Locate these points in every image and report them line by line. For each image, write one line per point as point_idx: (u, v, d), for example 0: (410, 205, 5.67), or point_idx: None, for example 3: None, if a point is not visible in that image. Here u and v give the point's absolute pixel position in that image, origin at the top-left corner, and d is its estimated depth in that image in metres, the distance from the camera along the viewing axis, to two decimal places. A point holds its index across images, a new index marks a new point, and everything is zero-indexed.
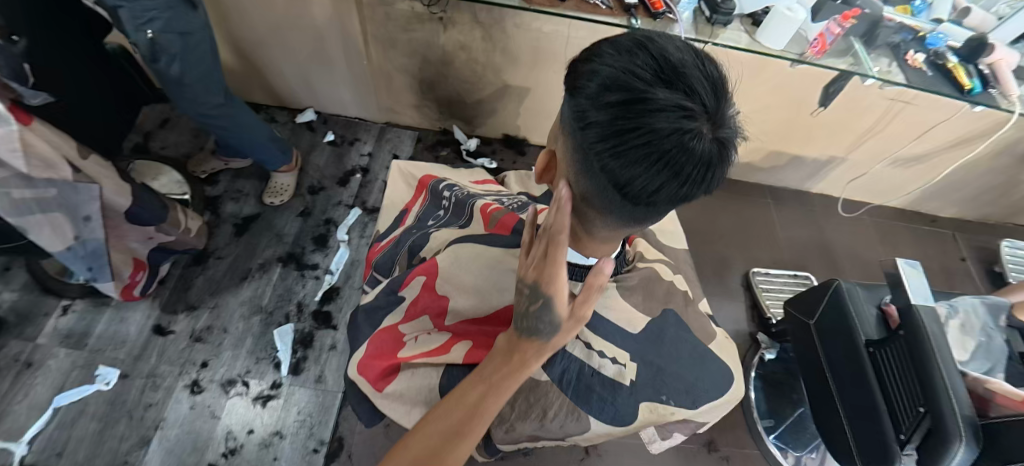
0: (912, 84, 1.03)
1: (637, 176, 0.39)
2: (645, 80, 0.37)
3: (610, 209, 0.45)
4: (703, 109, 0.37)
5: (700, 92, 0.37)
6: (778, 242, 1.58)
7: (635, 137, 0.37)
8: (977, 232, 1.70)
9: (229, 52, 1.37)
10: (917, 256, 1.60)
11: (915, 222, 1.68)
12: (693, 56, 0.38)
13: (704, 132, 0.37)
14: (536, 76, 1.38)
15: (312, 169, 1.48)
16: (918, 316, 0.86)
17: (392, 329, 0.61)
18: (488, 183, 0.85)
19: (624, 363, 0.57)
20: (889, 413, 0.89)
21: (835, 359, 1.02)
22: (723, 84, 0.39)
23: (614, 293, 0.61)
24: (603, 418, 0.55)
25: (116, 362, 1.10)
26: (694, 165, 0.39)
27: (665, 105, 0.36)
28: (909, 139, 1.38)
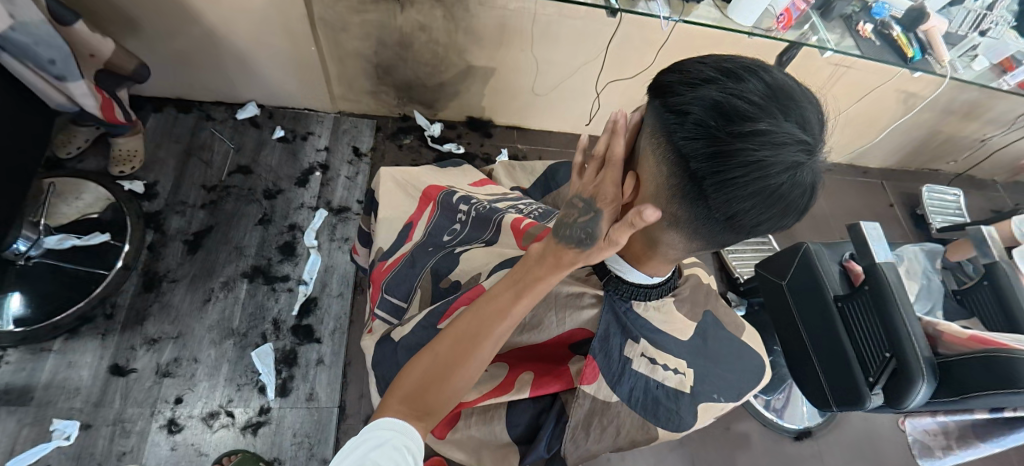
0: (866, 54, 1.10)
1: (745, 207, 0.39)
2: (766, 111, 0.35)
3: (696, 237, 0.44)
4: (813, 141, 0.37)
5: (811, 122, 0.37)
6: None
7: (754, 170, 0.36)
8: (899, 179, 1.90)
9: (145, 42, 1.17)
10: (853, 206, 1.77)
11: (849, 175, 1.85)
12: (798, 83, 0.37)
13: (810, 163, 0.38)
14: (501, 56, 1.32)
15: (264, 170, 1.34)
16: (882, 271, 0.96)
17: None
18: (488, 184, 0.82)
19: (683, 370, 0.57)
20: (858, 359, 1.00)
21: (806, 314, 1.12)
22: (819, 111, 0.39)
23: (670, 305, 0.57)
24: (670, 427, 0.56)
25: (74, 412, 0.97)
26: (797, 194, 0.39)
27: (785, 139, 0.35)
28: (852, 101, 1.48)
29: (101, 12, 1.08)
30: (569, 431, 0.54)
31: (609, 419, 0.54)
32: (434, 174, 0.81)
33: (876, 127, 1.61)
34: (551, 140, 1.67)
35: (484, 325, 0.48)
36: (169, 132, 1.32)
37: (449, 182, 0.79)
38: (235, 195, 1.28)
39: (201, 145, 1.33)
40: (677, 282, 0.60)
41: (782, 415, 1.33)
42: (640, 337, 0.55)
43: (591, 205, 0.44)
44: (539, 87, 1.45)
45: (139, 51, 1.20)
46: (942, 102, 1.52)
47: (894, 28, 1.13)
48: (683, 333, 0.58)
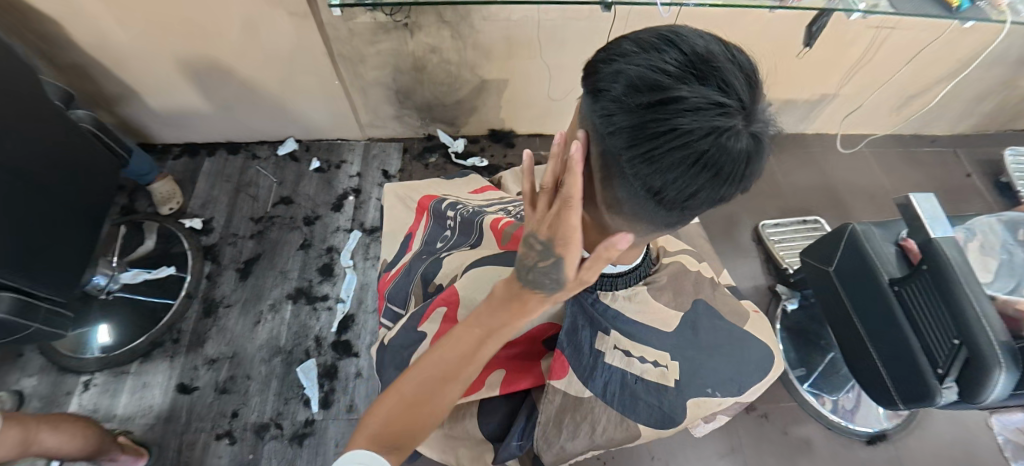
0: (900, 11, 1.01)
1: (672, 181, 0.37)
2: (676, 79, 0.34)
3: (640, 217, 0.43)
4: (739, 104, 0.35)
5: (736, 85, 0.35)
6: (782, 189, 1.54)
7: (671, 139, 0.35)
8: (977, 146, 1.68)
9: (196, 95, 1.32)
10: (919, 180, 1.59)
11: (913, 145, 1.66)
12: (723, 48, 0.35)
13: (741, 128, 0.35)
14: (511, 66, 1.34)
15: (303, 198, 1.43)
16: (940, 249, 0.85)
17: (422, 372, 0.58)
18: (487, 190, 0.83)
19: (666, 364, 0.55)
20: (924, 349, 0.88)
21: (858, 303, 1.01)
22: (753, 73, 0.37)
23: (646, 295, 0.57)
24: (650, 423, 0.54)
25: (149, 428, 1.09)
26: (732, 164, 0.37)
27: (700, 103, 0.34)
28: (899, 64, 1.35)
29: (153, 71, 1.23)
30: (545, 430, 0.54)
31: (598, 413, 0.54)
32: (435, 185, 0.84)
33: (938, 91, 1.44)
34: None
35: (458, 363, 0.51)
36: (221, 172, 1.45)
37: (452, 193, 0.81)
38: (279, 224, 1.39)
39: (248, 181, 1.45)
40: (654, 269, 0.59)
41: (852, 418, 1.20)
42: (612, 330, 0.55)
43: (550, 248, 0.45)
44: (554, 93, 1.45)
45: (191, 104, 1.35)
46: (1018, 53, 1.33)
47: None
48: (669, 324, 0.57)
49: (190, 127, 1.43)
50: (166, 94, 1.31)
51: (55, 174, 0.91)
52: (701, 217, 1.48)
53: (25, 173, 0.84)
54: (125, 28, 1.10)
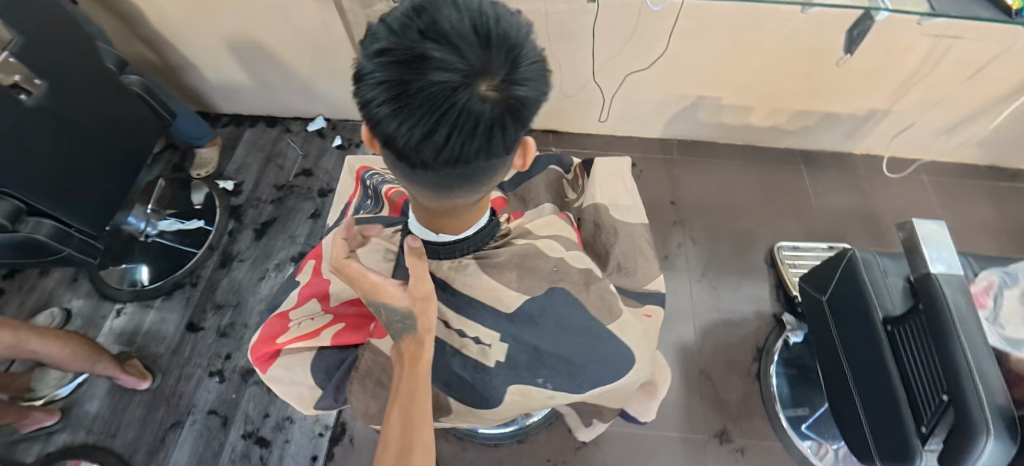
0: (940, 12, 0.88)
1: (396, 131, 0.37)
2: (405, 28, 0.34)
3: (406, 174, 0.42)
4: (460, 58, 0.33)
5: (456, 38, 0.33)
6: (812, 210, 1.39)
7: (397, 89, 0.34)
8: None
9: (240, 70, 1.47)
10: (982, 217, 1.39)
11: (990, 179, 1.45)
12: (461, 3, 0.34)
13: (454, 83, 0.33)
14: None
15: (321, 172, 1.50)
16: (936, 287, 0.72)
17: (281, 314, 0.55)
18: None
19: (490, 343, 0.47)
20: (909, 401, 0.76)
21: (850, 341, 0.89)
22: (509, 31, 0.35)
23: (476, 271, 0.49)
24: (465, 400, 0.49)
25: (158, 356, 1.25)
26: (452, 121, 0.35)
27: (406, 50, 0.33)
28: (960, 80, 1.19)
29: (204, 46, 1.40)
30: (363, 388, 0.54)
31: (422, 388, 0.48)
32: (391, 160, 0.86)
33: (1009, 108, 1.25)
34: (587, 141, 1.53)
35: (393, 448, 0.46)
36: (258, 142, 1.59)
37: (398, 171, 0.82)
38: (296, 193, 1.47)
39: (278, 152, 1.56)
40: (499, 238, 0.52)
41: None
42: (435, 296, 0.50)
43: (374, 301, 0.47)
44: (567, 88, 1.38)
45: (234, 78, 1.51)
46: None
47: None
48: (507, 304, 0.47)
49: (235, 99, 1.59)
50: (215, 68, 1.48)
51: (104, 128, 1.08)
52: (711, 230, 1.36)
53: (77, 123, 1.01)
54: (180, 7, 1.26)
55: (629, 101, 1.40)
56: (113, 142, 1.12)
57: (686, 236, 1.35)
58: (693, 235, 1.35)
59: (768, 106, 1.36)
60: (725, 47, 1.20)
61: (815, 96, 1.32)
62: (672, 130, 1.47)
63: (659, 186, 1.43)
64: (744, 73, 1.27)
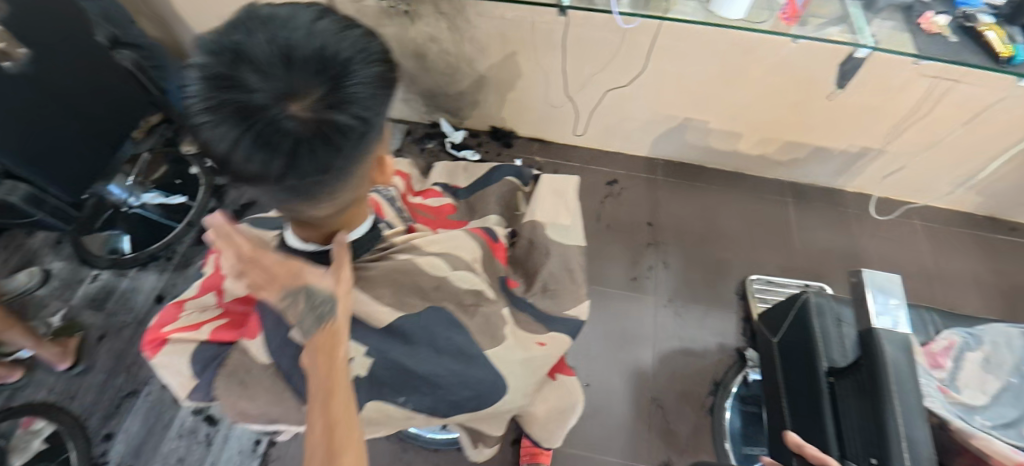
0: (928, 54, 0.84)
1: (210, 144, 0.35)
2: (216, 39, 0.34)
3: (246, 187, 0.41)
4: (266, 76, 0.33)
5: (263, 57, 0.33)
6: (794, 246, 1.34)
7: (204, 94, 0.34)
8: None
9: None
10: (972, 269, 1.34)
11: (987, 231, 1.40)
12: (277, 22, 0.34)
13: (258, 100, 0.33)
14: (509, 65, 1.29)
15: None
16: (877, 339, 0.68)
17: (178, 301, 0.57)
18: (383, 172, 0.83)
19: (354, 356, 0.46)
20: (841, 460, 0.71)
21: (795, 388, 0.85)
22: (328, 51, 0.34)
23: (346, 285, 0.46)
24: None
25: (125, 325, 1.29)
26: (259, 138, 0.34)
27: (211, 64, 0.33)
28: (956, 126, 1.14)
29: (203, 27, 1.42)
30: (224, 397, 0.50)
31: (281, 393, 0.47)
32: None
33: (1006, 159, 1.20)
34: (572, 154, 1.49)
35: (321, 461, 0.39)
36: None
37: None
38: None
39: None
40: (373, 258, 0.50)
41: None
42: None
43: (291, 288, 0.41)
44: (553, 99, 1.36)
45: None
46: None
47: (983, 19, 0.86)
48: (378, 320, 0.45)
49: None
50: None
51: (88, 99, 1.12)
52: (686, 255, 1.32)
53: (57, 93, 1.04)
54: None
55: (616, 117, 1.36)
56: (97, 114, 1.15)
57: (658, 259, 1.31)
58: (667, 259, 1.31)
59: (757, 134, 1.32)
60: (715, 70, 1.17)
61: (807, 129, 1.27)
62: (658, 150, 1.44)
63: (637, 206, 1.39)
64: (733, 99, 1.23)
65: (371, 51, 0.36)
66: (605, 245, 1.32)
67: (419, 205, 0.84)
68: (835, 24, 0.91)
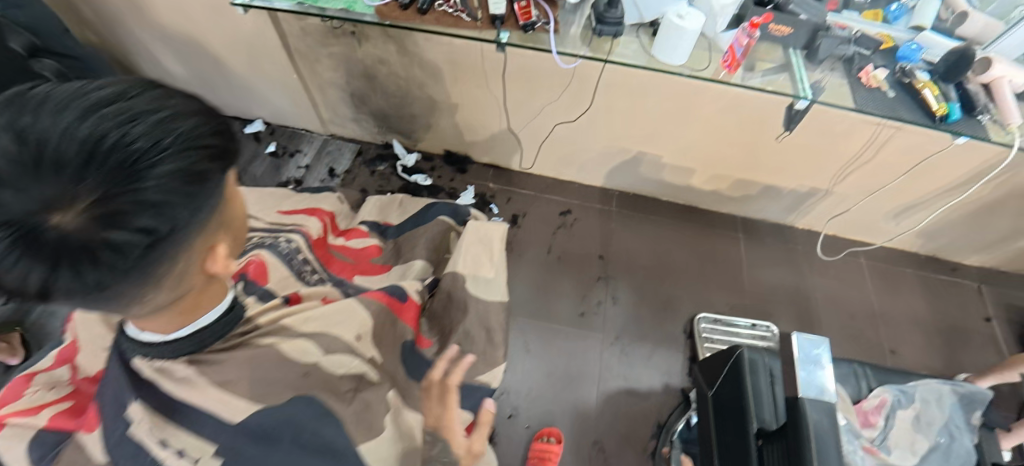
0: (864, 110, 0.84)
1: None
2: None
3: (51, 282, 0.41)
4: (25, 186, 0.32)
5: (19, 165, 0.32)
6: (742, 284, 1.34)
7: None
8: (1005, 284, 1.42)
9: (174, 60, 1.40)
10: (914, 310, 1.36)
11: (929, 270, 1.43)
12: (40, 125, 0.33)
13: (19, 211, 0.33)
14: (460, 91, 1.25)
15: (248, 178, 1.42)
16: (803, 411, 0.60)
17: (27, 375, 0.58)
18: (298, 213, 0.77)
19: (195, 459, 0.42)
20: None
21: (728, 445, 0.81)
22: (96, 156, 0.33)
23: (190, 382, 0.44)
24: None
25: None
26: (23, 248, 0.33)
27: None
28: (897, 173, 1.16)
29: (140, 35, 1.34)
30: None
31: None
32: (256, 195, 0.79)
33: (944, 204, 1.23)
34: (528, 181, 1.45)
35: None
36: None
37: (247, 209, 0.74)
38: None
39: None
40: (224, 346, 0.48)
41: None
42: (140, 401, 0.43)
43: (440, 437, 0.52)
44: (507, 127, 1.32)
45: (171, 70, 1.45)
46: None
47: (920, 76, 0.86)
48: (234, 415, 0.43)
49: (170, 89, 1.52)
50: (151, 57, 1.42)
51: None
52: (636, 291, 1.30)
53: None
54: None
55: (571, 148, 1.34)
56: None
57: (607, 294, 1.28)
58: (616, 294, 1.29)
59: (710, 170, 1.31)
60: (666, 108, 1.15)
61: (757, 168, 1.27)
62: (612, 181, 1.42)
63: (589, 238, 1.37)
64: (685, 136, 1.22)
65: (167, 148, 0.35)
66: (556, 279, 1.29)
67: (338, 248, 0.79)
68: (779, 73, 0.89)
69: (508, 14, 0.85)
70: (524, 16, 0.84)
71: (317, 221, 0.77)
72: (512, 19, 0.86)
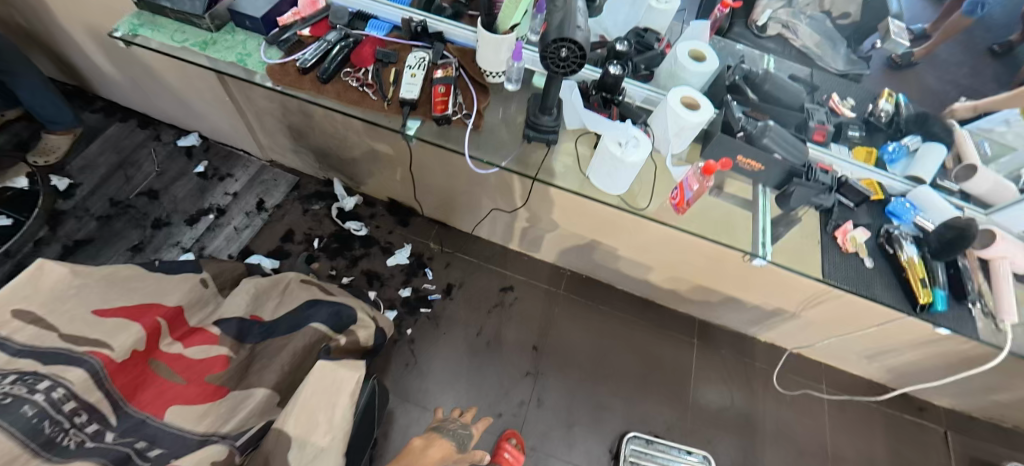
0: (833, 282, 0.68)
1: None
2: None
3: None
4: None
5: None
6: (685, 400, 1.20)
7: None
8: (977, 436, 1.27)
9: (103, 58, 1.25)
10: (873, 456, 1.21)
11: (894, 407, 1.28)
12: None
13: None
14: (403, 146, 1.11)
15: (167, 199, 1.29)
16: None
17: None
18: (117, 316, 0.62)
19: None
20: None
21: None
22: None
23: None
24: None
25: None
26: None
27: None
28: (871, 315, 1.03)
29: (65, 28, 1.19)
30: None
31: None
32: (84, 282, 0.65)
33: (919, 351, 1.09)
34: (472, 247, 1.32)
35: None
36: (117, 143, 1.37)
37: (43, 314, 0.58)
38: (129, 216, 1.25)
39: (134, 161, 1.35)
40: None
41: None
42: None
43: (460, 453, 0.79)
44: (453, 189, 1.18)
45: (101, 67, 1.30)
46: None
47: (908, 248, 0.70)
48: None
49: (103, 85, 1.37)
50: (79, 51, 1.27)
51: None
52: (566, 393, 1.16)
53: None
54: None
55: (521, 222, 1.20)
56: None
57: (532, 394, 1.15)
58: (542, 395, 1.15)
59: (668, 271, 1.17)
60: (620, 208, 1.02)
61: (719, 279, 1.13)
62: (564, 260, 1.29)
63: (527, 323, 1.23)
64: (642, 235, 1.08)
65: None
66: (480, 369, 1.15)
67: (164, 357, 0.65)
68: (738, 208, 0.73)
69: (422, 103, 0.71)
70: (439, 108, 0.69)
71: (141, 328, 0.63)
72: (427, 105, 0.71)
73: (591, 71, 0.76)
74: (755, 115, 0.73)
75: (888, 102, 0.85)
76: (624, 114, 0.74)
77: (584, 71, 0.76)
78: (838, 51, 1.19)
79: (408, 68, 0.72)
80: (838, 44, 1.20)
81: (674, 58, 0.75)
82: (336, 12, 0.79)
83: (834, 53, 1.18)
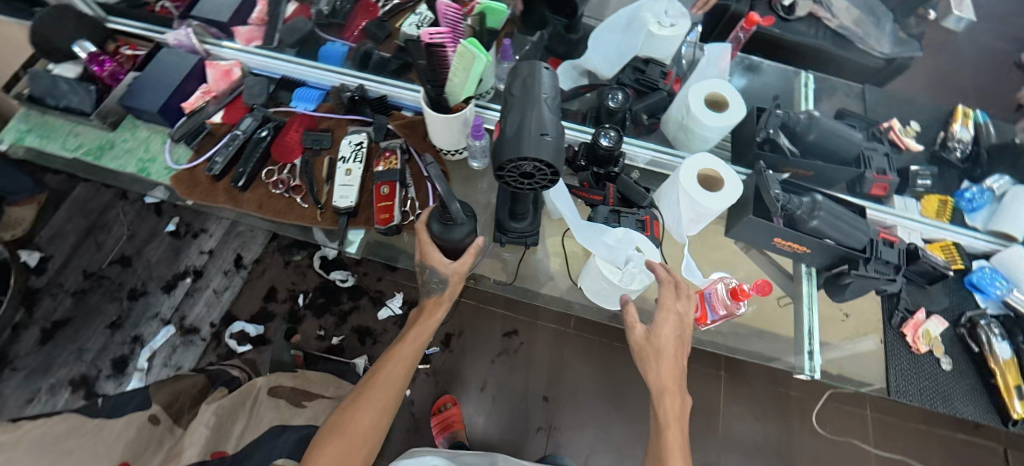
0: (919, 398, 0.67)
1: None
2: None
3: None
4: None
5: None
6: (712, 442, 1.09)
7: None
8: None
9: None
10: None
11: (952, 429, 1.13)
12: None
13: None
14: None
15: (141, 265, 1.21)
16: None
17: None
18: None
19: None
20: None
21: None
22: None
23: None
24: None
25: None
26: None
27: None
28: None
29: None
30: None
31: None
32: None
33: None
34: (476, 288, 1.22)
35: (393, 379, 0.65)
36: (84, 205, 1.28)
37: None
38: (104, 288, 1.18)
39: (103, 224, 1.26)
40: None
41: None
42: None
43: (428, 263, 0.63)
44: None
45: None
46: None
47: (1000, 348, 0.68)
48: None
49: None
50: None
51: None
52: (583, 448, 1.06)
53: None
54: None
55: None
56: None
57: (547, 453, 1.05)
58: (557, 452, 1.05)
59: None
60: None
61: None
62: None
63: (535, 371, 1.13)
64: None
65: None
66: (488, 429, 1.07)
67: None
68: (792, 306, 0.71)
69: (360, 206, 0.63)
70: (384, 217, 0.61)
71: None
72: (368, 210, 0.64)
73: (579, 133, 0.67)
74: (799, 190, 0.64)
75: (966, 127, 0.83)
76: (621, 190, 0.64)
77: (571, 133, 0.67)
78: (882, 28, 1.00)
79: (342, 163, 0.63)
80: (882, 19, 1.00)
81: (684, 108, 0.62)
82: (251, 87, 0.70)
83: (877, 32, 1.00)
